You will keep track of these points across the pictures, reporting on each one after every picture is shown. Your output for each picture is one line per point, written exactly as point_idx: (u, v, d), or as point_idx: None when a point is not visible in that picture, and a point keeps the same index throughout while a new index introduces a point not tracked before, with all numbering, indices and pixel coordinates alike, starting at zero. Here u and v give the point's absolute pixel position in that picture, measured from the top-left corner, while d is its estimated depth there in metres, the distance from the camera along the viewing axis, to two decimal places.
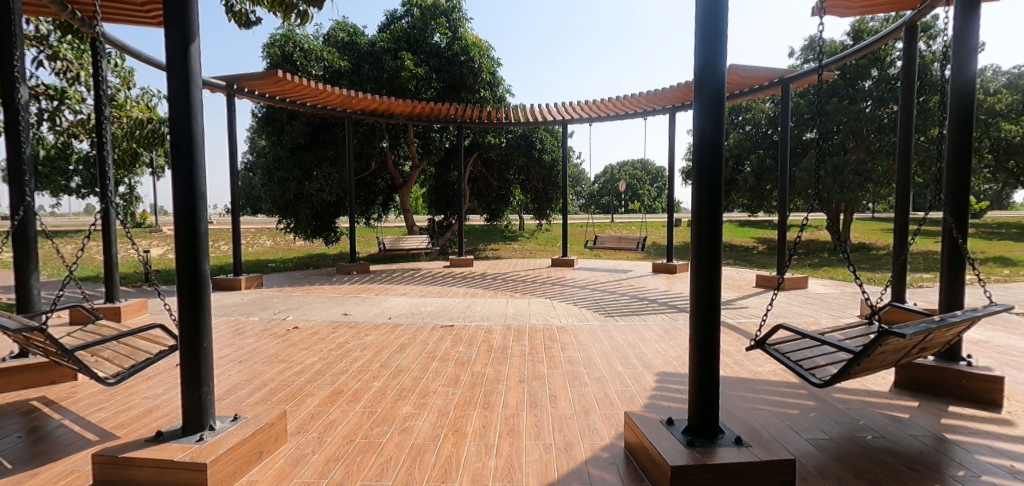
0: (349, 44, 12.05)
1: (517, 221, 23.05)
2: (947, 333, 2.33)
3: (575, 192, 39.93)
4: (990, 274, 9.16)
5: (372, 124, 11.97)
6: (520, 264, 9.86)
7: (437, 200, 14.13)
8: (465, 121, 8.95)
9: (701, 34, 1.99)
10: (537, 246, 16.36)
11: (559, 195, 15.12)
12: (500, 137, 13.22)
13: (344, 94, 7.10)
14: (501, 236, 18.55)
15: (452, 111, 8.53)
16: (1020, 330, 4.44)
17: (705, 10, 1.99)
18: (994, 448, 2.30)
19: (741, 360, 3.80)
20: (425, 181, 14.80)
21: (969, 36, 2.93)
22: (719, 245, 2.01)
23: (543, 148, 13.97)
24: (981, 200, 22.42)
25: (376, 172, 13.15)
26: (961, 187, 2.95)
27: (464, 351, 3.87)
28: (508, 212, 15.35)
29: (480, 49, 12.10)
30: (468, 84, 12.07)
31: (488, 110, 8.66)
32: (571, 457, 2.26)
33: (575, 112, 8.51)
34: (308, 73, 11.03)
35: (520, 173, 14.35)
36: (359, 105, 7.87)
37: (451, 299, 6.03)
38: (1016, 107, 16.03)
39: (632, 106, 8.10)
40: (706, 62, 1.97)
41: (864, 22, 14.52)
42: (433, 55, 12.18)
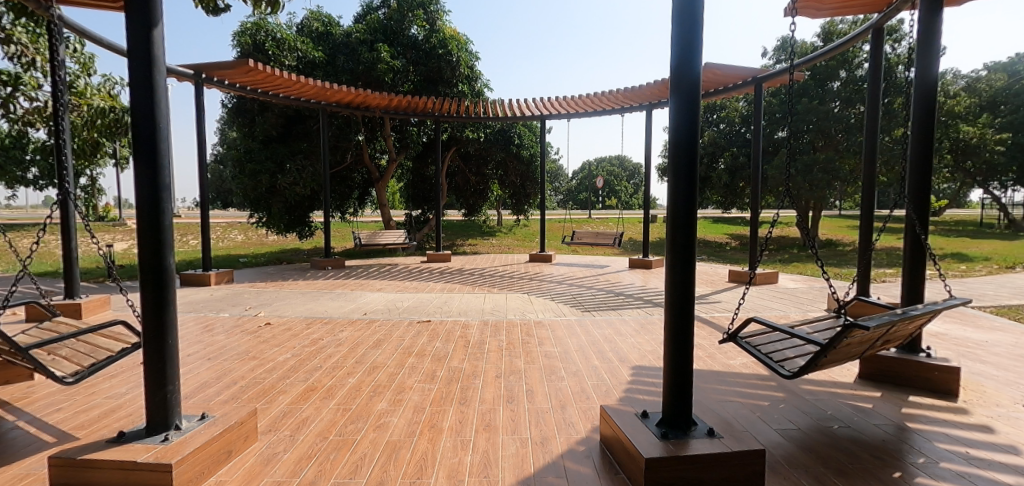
0: (324, 35, 11.80)
1: (497, 217, 23.08)
2: (909, 326, 2.42)
3: (554, 189, 40.37)
4: (949, 270, 9.55)
5: (349, 116, 11.70)
6: (498, 259, 9.84)
7: (415, 195, 14.04)
8: (444, 114, 8.81)
9: (677, 36, 2.04)
10: (515, 241, 16.41)
11: (538, 190, 15.14)
12: (478, 131, 13.15)
13: (320, 86, 6.92)
14: (478, 231, 18.49)
15: (429, 105, 8.39)
16: (976, 322, 4.64)
17: (681, 12, 2.04)
18: (950, 436, 2.42)
19: (714, 353, 3.87)
20: (402, 175, 14.66)
21: (933, 38, 2.99)
22: (693, 238, 2.08)
23: (521, 144, 13.94)
24: (940, 198, 23.54)
25: (353, 166, 12.91)
26: (924, 186, 3.00)
27: (441, 347, 3.83)
28: (486, 207, 15.34)
29: (457, 42, 12.02)
30: (446, 78, 11.96)
31: (466, 104, 8.53)
32: (548, 451, 2.29)
33: (555, 107, 8.50)
34: (281, 64, 10.70)
35: (498, 168, 14.35)
36: (333, 98, 7.66)
37: (428, 295, 5.97)
38: (973, 110, 16.90)
39: (609, 102, 8.13)
40: (682, 61, 2.01)
41: (833, 25, 14.97)
42: (411, 48, 12.07)
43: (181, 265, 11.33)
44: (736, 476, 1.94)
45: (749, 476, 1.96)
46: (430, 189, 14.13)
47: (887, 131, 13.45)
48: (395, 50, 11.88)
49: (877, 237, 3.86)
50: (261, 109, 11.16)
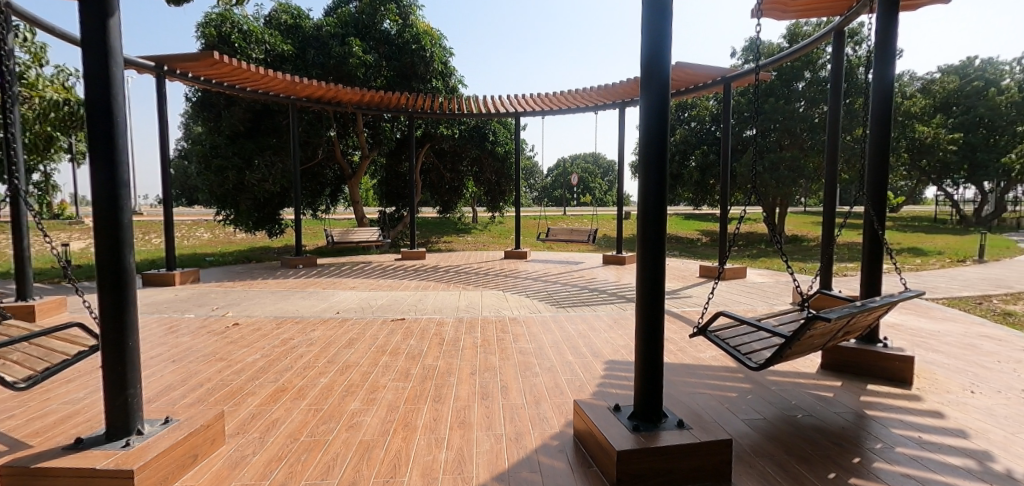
0: (293, 27, 11.49)
1: (472, 214, 23.03)
2: (868, 317, 2.52)
3: (529, 185, 40.49)
4: (905, 264, 9.99)
5: (320, 111, 11.43)
6: (473, 256, 9.82)
7: (388, 192, 14.01)
8: (417, 111, 8.71)
9: (647, 35, 2.07)
10: (490, 238, 16.41)
11: (513, 188, 15.16)
12: (453, 128, 13.08)
13: (289, 80, 6.74)
14: (453, 228, 18.41)
15: (403, 101, 8.28)
16: (929, 313, 4.87)
17: (650, 12, 2.07)
18: (905, 422, 2.54)
19: (685, 346, 3.95)
20: (375, 172, 14.51)
21: (890, 42, 3.10)
22: (664, 234, 2.13)
23: (496, 140, 13.92)
24: (897, 195, 24.63)
25: (324, 162, 12.64)
26: (881, 184, 3.12)
27: (415, 345, 3.79)
28: (461, 204, 15.31)
29: (430, 37, 11.93)
30: (419, 74, 11.86)
31: (440, 100, 8.45)
32: (522, 446, 2.30)
33: (529, 104, 8.50)
34: (247, 56, 10.27)
35: (472, 165, 14.31)
36: (303, 92, 7.47)
37: (402, 293, 5.91)
38: (927, 111, 17.69)
39: (582, 100, 8.19)
40: (652, 61, 2.05)
41: (799, 27, 15.43)
42: (383, 42, 11.91)
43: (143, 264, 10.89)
44: (704, 466, 2.00)
45: (717, 465, 2.02)
46: (403, 186, 14.01)
47: (849, 130, 13.95)
48: (367, 44, 11.69)
49: (838, 233, 4.00)
50: (227, 104, 10.84)
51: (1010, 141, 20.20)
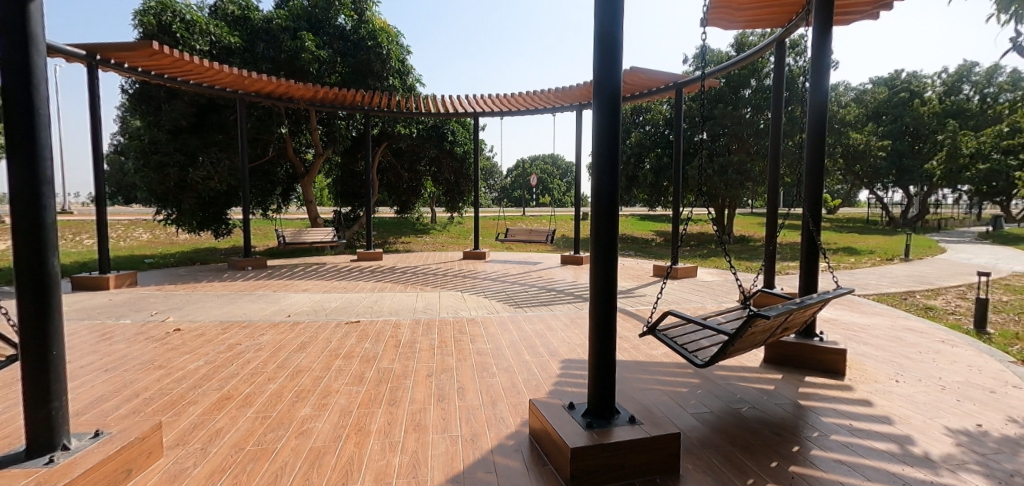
0: (241, 19, 11.02)
1: (431, 215, 22.85)
2: (805, 314, 2.66)
3: (489, 185, 40.58)
4: (841, 262, 10.66)
5: (271, 107, 10.98)
6: (432, 256, 9.73)
7: (344, 191, 13.78)
8: (373, 109, 8.53)
9: (599, 40, 2.11)
10: (449, 239, 16.33)
11: (472, 188, 15.15)
12: (410, 127, 12.94)
13: (235, 73, 6.45)
14: (411, 229, 18.21)
15: (358, 99, 8.08)
16: (861, 308, 5.22)
17: (602, 17, 2.11)
18: (838, 411, 2.72)
19: (638, 344, 4.06)
20: (330, 171, 14.19)
21: (824, 55, 3.15)
22: (615, 236, 2.18)
23: (455, 141, 13.71)
24: (834, 198, 26.28)
25: (275, 160, 12.20)
26: (818, 189, 3.24)
27: (370, 347, 3.72)
28: (419, 204, 15.22)
29: (387, 34, 11.78)
30: (375, 71, 11.61)
31: (397, 98, 8.31)
32: (477, 447, 2.30)
33: (487, 105, 8.50)
34: (191, 47, 9.81)
35: (431, 164, 14.19)
36: (252, 87, 7.17)
37: (358, 294, 5.78)
38: (860, 119, 18.96)
39: (539, 102, 8.28)
40: (604, 65, 2.09)
41: (745, 36, 16.19)
42: (338, 38, 11.71)
43: (73, 267, 10.14)
44: (653, 459, 2.06)
45: (666, 458, 2.09)
46: (360, 185, 13.79)
47: (791, 136, 14.75)
48: (322, 39, 11.41)
49: (780, 233, 4.18)
50: (169, 97, 10.27)
51: (932, 149, 21.99)
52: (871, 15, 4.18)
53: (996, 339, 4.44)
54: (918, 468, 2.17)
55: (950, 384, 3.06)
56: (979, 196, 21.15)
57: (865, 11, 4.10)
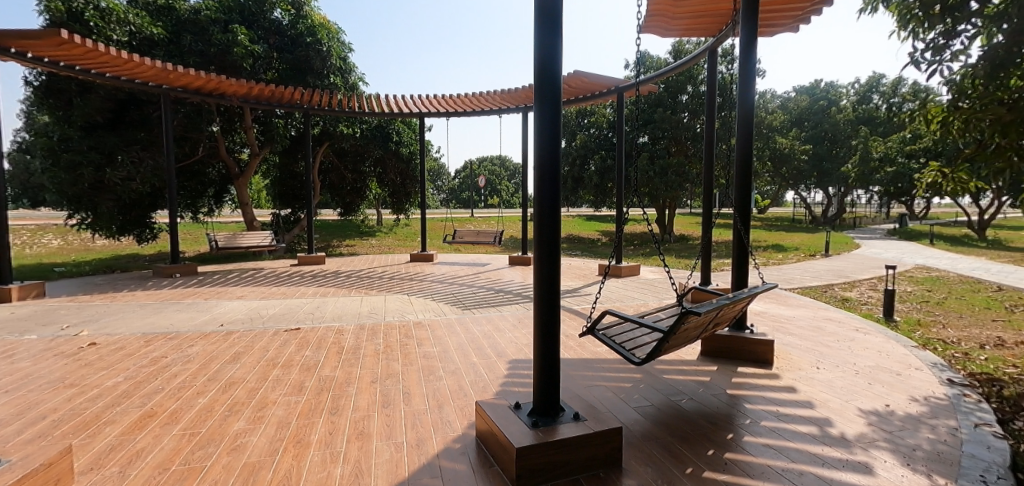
0: (166, 9, 10.27)
1: (376, 218, 22.40)
2: (735, 309, 2.81)
3: (438, 186, 40.24)
4: (769, 259, 11.39)
5: (200, 103, 10.34)
6: (377, 259, 9.52)
7: (283, 193, 13.31)
8: (313, 107, 8.24)
9: (540, 45, 2.14)
10: (396, 241, 16.07)
11: (418, 189, 15.00)
12: (353, 127, 12.62)
13: (159, 67, 6.02)
14: (355, 232, 17.84)
15: (296, 97, 7.77)
16: (786, 301, 5.60)
17: (542, 23, 2.14)
18: (767, 398, 2.90)
19: (583, 342, 4.14)
20: (268, 171, 13.63)
21: (751, 66, 3.32)
22: (558, 237, 2.21)
23: (400, 141, 13.57)
24: (764, 198, 28.06)
25: (205, 160, 11.51)
26: (746, 193, 3.44)
27: (311, 355, 3.59)
28: (363, 206, 14.97)
29: (327, 31, 11.50)
30: (316, 69, 11.33)
31: (339, 97, 8.08)
32: (423, 452, 2.26)
33: (433, 106, 8.44)
34: (108, 38, 9.02)
35: (376, 165, 13.90)
36: (178, 82, 6.71)
37: (299, 300, 5.56)
38: (784, 125, 20.37)
39: (485, 103, 8.30)
40: (545, 69, 2.12)
41: (682, 44, 17.00)
42: (274, 33, 11.35)
43: None
44: (597, 453, 2.12)
45: (609, 452, 2.15)
46: (300, 186, 13.30)
47: (724, 140, 15.62)
48: (256, 34, 11.03)
49: (715, 233, 4.40)
50: (82, 91, 9.44)
51: (846, 153, 24.00)
52: (791, 28, 4.50)
53: (900, 326, 4.91)
54: (836, 447, 2.34)
55: (863, 369, 3.34)
56: (887, 196, 23.27)
57: (785, 24, 4.42)
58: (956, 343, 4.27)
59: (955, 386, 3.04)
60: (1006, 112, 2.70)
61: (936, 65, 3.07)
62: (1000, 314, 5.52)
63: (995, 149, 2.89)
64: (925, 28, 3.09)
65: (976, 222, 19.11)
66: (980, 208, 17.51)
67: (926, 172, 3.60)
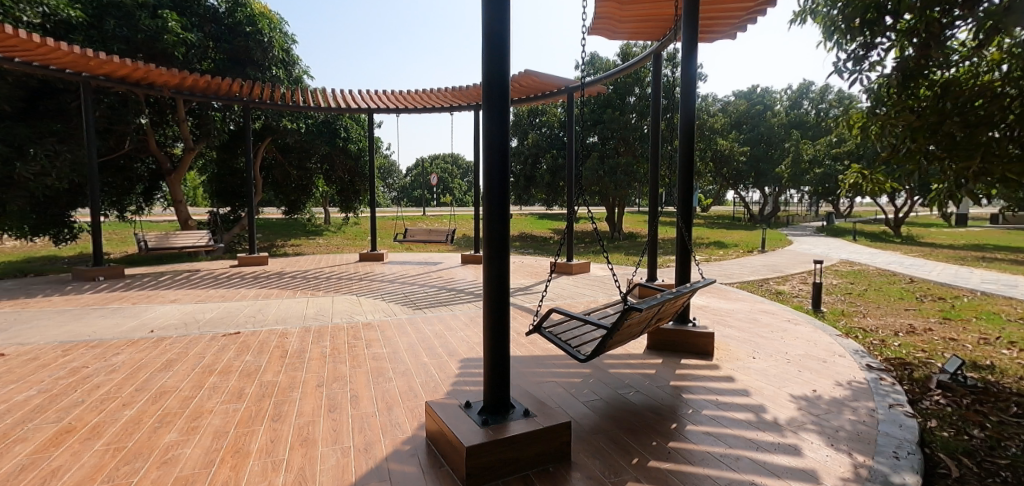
0: None
1: (324, 216, 21.68)
2: (675, 304, 2.93)
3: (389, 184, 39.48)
4: (711, 255, 11.96)
5: (126, 93, 9.64)
6: (325, 259, 9.23)
7: (222, 190, 12.69)
8: (253, 100, 7.86)
9: (488, 42, 2.14)
10: (345, 240, 15.66)
11: (368, 187, 14.71)
12: (298, 122, 12.15)
13: (77, 53, 5.54)
14: (302, 231, 17.24)
15: (235, 89, 7.39)
16: (726, 295, 5.90)
17: (490, 21, 2.14)
18: (708, 388, 3.04)
19: (534, 339, 4.19)
20: (204, 167, 12.94)
21: (692, 71, 3.47)
22: (507, 235, 2.22)
23: (348, 137, 13.36)
24: (707, 198, 29.40)
25: (132, 154, 10.74)
26: (689, 193, 3.59)
27: (252, 361, 3.43)
28: (310, 204, 14.49)
29: (268, 21, 11.13)
30: (256, 60, 11.02)
31: (282, 91, 7.76)
32: (371, 456, 2.21)
33: (382, 101, 8.27)
34: (19, 20, 7.88)
35: (322, 162, 13.47)
36: (100, 69, 6.21)
37: (240, 303, 5.30)
38: (725, 128, 21.42)
39: (436, 100, 8.23)
40: (493, 66, 2.12)
41: (630, 47, 17.52)
42: (209, 20, 10.76)
43: None
44: (546, 449, 2.15)
45: (558, 447, 2.19)
46: (241, 183, 12.78)
47: (670, 141, 16.25)
48: (188, 20, 10.37)
49: (661, 231, 4.55)
50: None
51: (781, 155, 25.58)
52: (730, 35, 4.72)
53: (826, 316, 5.29)
54: (768, 432, 2.49)
55: (794, 357, 3.57)
56: (817, 196, 25.00)
57: (724, 31, 4.64)
58: (874, 331, 4.65)
59: (873, 370, 3.31)
60: (916, 119, 2.96)
61: (857, 75, 3.30)
62: (910, 304, 6.07)
63: (906, 153, 3.15)
64: (847, 40, 3.32)
65: (891, 220, 20.95)
66: (894, 207, 19.21)
67: (849, 173, 3.88)
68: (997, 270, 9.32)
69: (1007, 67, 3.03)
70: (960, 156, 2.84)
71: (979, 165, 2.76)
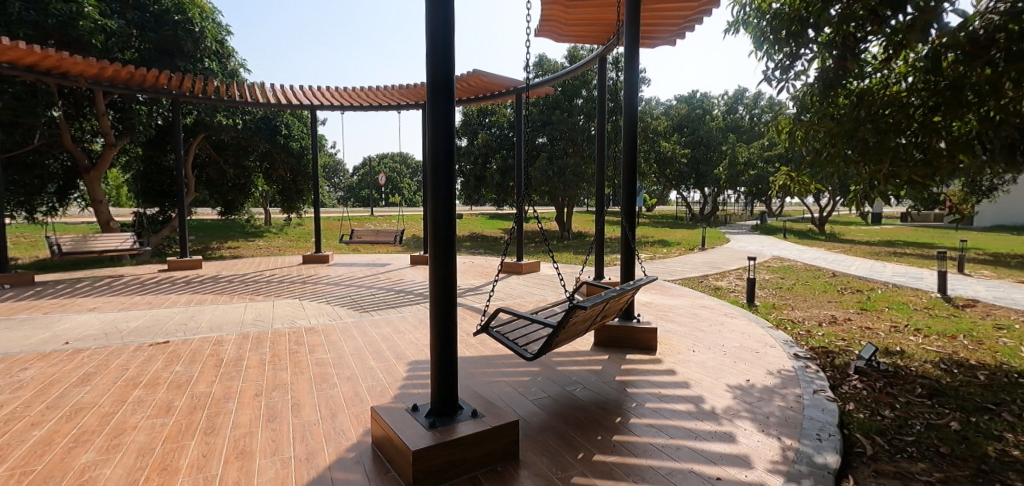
0: None
1: (264, 218, 20.70)
2: (620, 301, 3.01)
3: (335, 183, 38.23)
4: (655, 253, 12.42)
5: (35, 82, 8.80)
6: (265, 262, 8.82)
7: (149, 189, 11.86)
8: (183, 94, 7.40)
9: (431, 41, 2.11)
10: (287, 242, 15.07)
11: (311, 186, 14.25)
12: (234, 117, 11.57)
13: None
14: (240, 233, 16.41)
15: (162, 81, 6.91)
16: (668, 291, 6.16)
17: (434, 19, 2.11)
18: (651, 382, 3.16)
19: (484, 339, 4.20)
20: (128, 165, 12.03)
21: (633, 77, 3.58)
22: (454, 237, 2.20)
23: (290, 134, 12.98)
24: (652, 198, 30.50)
25: (43, 150, 9.83)
26: (632, 195, 3.70)
27: (182, 372, 3.23)
28: (248, 204, 13.82)
29: (199, 10, 10.50)
30: (187, 51, 10.38)
31: (216, 85, 7.34)
32: (313, 466, 2.14)
33: (326, 98, 8.02)
34: None
35: (262, 160, 12.95)
36: (4, 56, 5.63)
37: (171, 310, 4.97)
38: (667, 130, 22.32)
39: (382, 98, 8.09)
40: (437, 65, 2.10)
41: (577, 50, 17.90)
42: (132, 7, 10.04)
43: None
44: (495, 449, 2.16)
45: (507, 445, 2.20)
46: (170, 182, 12.04)
47: None
48: (108, 7, 9.68)
49: (607, 230, 4.67)
50: None
51: (718, 157, 26.99)
52: (670, 42, 4.92)
53: (759, 309, 5.64)
54: (707, 421, 2.62)
55: (730, 349, 3.78)
56: (752, 196, 26.55)
57: (665, 38, 4.83)
58: (801, 322, 5.00)
59: (800, 359, 3.55)
60: (835, 126, 3.20)
61: (785, 83, 3.52)
62: (832, 296, 6.58)
63: (827, 158, 3.43)
64: (775, 50, 3.54)
65: (817, 218, 22.61)
66: (819, 206, 20.76)
67: (779, 176, 4.13)
68: (904, 264, 10.28)
69: (911, 80, 3.34)
70: (872, 160, 3.09)
71: (887, 168, 3.04)
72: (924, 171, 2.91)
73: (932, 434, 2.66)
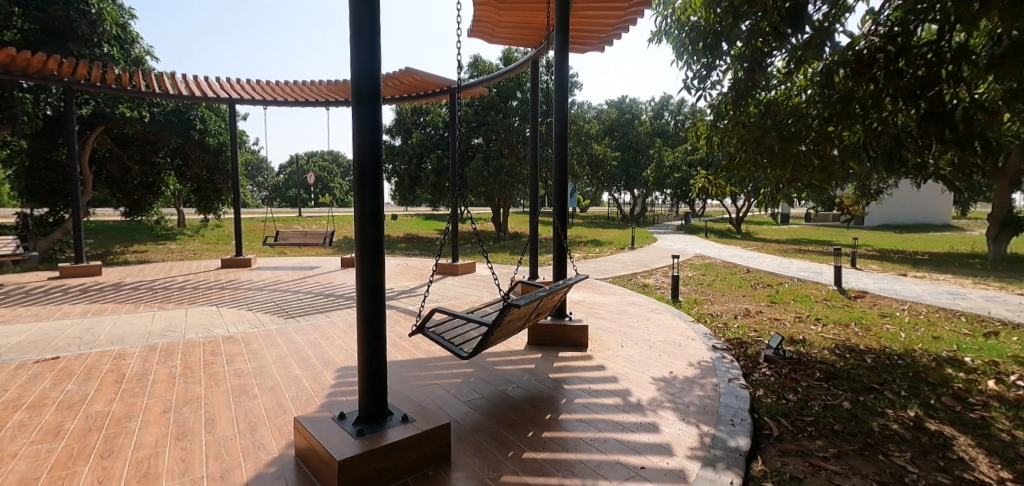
0: None
1: (176, 219, 19.08)
2: (554, 297, 3.08)
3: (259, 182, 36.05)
4: (587, 253, 12.81)
5: None
6: (177, 267, 8.17)
7: (35, 187, 10.59)
8: (75, 81, 6.70)
9: (357, 35, 2.03)
10: (204, 245, 14.04)
11: (230, 185, 13.38)
12: (140, 109, 10.60)
13: None
14: (148, 236, 15.05)
15: (52, 66, 6.21)
16: (599, 289, 6.39)
17: (358, 12, 2.04)
18: (582, 378, 3.27)
19: (418, 342, 4.15)
20: (8, 159, 10.67)
21: (562, 81, 3.66)
22: (382, 238, 2.15)
23: (205, 129, 12.02)
24: (586, 198, 31.44)
25: None
26: (563, 196, 3.80)
27: (75, 391, 2.92)
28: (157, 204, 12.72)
29: None
30: (81, 34, 9.35)
31: (118, 72, 6.69)
32: (228, 483, 2.02)
33: (248, 92, 7.57)
34: None
35: (172, 156, 12.00)
36: None
37: (66, 322, 4.47)
38: (600, 134, 23.09)
39: (309, 94, 7.75)
40: (362, 60, 2.03)
41: (512, 52, 18.00)
42: None
43: None
44: (426, 452, 2.14)
45: (438, 448, 2.19)
46: (62, 179, 10.82)
47: None
48: None
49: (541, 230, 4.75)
50: None
51: (648, 160, 28.32)
52: (598, 48, 5.10)
53: (682, 304, 5.99)
54: (633, 413, 2.76)
55: (656, 343, 3.99)
56: (679, 197, 28.11)
57: (593, 44, 4.99)
58: (719, 315, 5.38)
59: (718, 350, 3.82)
60: (746, 133, 3.48)
61: (702, 91, 3.76)
62: (746, 291, 7.12)
63: (739, 163, 3.73)
64: (693, 60, 3.75)
65: (736, 218, 24.35)
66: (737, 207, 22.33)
67: (698, 178, 4.42)
68: (808, 260, 11.34)
69: (810, 92, 3.68)
70: (778, 165, 3.38)
71: (791, 173, 3.40)
72: (820, 176, 3.19)
73: (828, 414, 2.96)
